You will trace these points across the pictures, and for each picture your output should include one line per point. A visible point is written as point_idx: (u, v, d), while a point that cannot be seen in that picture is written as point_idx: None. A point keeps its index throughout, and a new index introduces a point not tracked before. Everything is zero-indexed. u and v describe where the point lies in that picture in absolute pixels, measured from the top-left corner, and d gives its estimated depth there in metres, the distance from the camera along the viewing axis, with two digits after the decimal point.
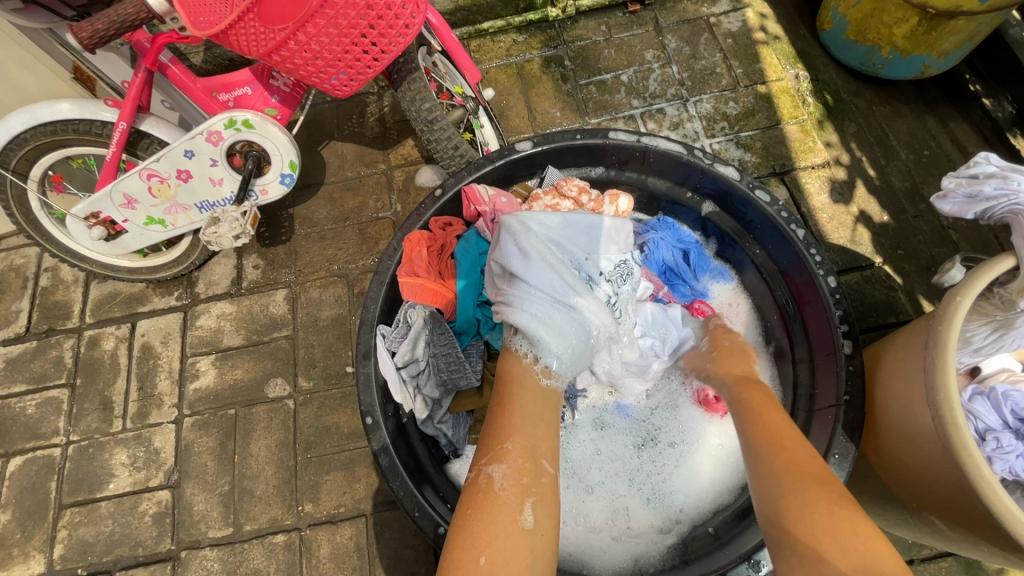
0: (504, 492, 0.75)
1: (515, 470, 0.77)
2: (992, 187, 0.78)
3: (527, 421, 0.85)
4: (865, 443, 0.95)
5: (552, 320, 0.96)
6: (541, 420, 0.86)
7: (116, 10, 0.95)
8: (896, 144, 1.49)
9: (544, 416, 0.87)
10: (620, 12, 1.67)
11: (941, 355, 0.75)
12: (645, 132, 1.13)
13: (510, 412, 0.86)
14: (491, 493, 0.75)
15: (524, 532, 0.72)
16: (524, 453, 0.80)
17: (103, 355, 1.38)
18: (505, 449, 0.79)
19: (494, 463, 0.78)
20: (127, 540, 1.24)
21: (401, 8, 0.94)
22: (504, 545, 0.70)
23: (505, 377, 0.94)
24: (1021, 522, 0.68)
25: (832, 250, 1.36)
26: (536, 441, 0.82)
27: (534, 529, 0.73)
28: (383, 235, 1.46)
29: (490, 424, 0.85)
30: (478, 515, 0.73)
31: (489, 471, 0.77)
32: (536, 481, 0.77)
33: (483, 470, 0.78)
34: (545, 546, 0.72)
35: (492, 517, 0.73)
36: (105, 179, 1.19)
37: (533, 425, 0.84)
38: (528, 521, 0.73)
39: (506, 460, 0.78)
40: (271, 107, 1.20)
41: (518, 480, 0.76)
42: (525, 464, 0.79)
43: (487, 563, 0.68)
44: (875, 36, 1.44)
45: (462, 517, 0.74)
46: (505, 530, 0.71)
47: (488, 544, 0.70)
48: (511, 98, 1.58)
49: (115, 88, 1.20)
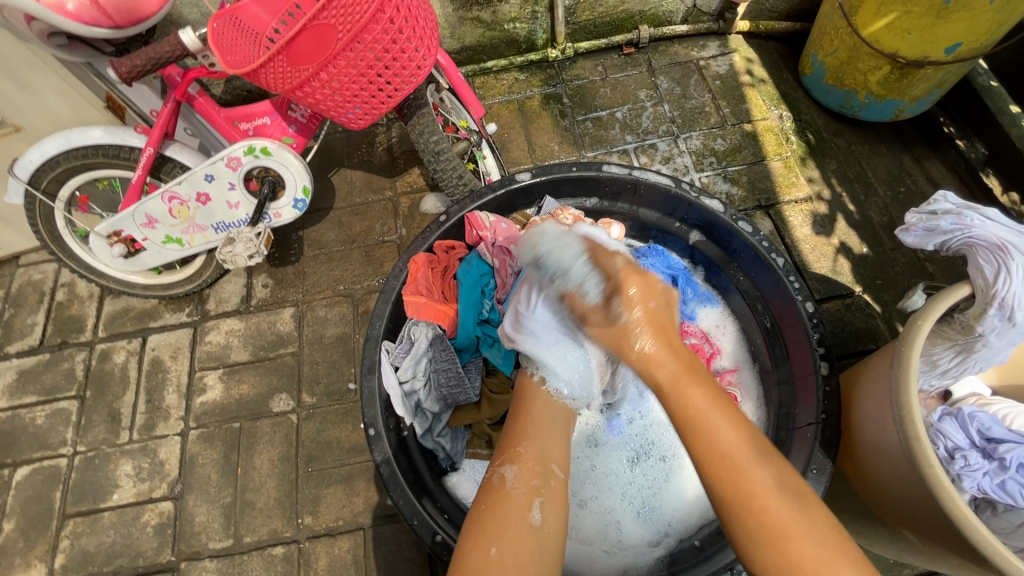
0: (514, 490, 0.79)
1: (527, 472, 0.82)
2: (948, 222, 0.86)
3: (537, 430, 0.90)
4: (843, 461, 1.00)
5: (562, 343, 1.01)
6: (549, 429, 0.91)
7: (154, 48, 1.03)
8: (874, 181, 1.58)
9: (555, 426, 0.93)
10: (616, 54, 1.78)
11: (905, 376, 0.81)
12: (636, 166, 1.22)
13: (524, 421, 0.92)
14: (502, 490, 0.79)
15: (530, 528, 0.76)
16: (536, 458, 0.85)
17: (113, 369, 1.43)
18: (518, 452, 0.85)
19: (506, 464, 0.83)
20: (128, 551, 1.26)
21: (413, 52, 1.04)
22: (514, 539, 0.74)
23: (516, 401, 0.97)
24: (979, 530, 0.72)
25: (814, 279, 1.43)
26: (546, 448, 0.87)
27: (542, 527, 0.76)
28: (388, 258, 1.53)
29: (506, 431, 0.91)
30: (490, 510, 0.78)
31: (502, 471, 0.82)
32: (545, 483, 0.81)
33: (495, 470, 0.83)
34: (551, 542, 0.76)
35: (505, 512, 0.77)
36: (129, 201, 1.27)
37: (544, 433, 0.90)
38: (536, 518, 0.77)
39: (518, 462, 0.83)
40: (288, 136, 1.29)
41: (528, 481, 0.81)
42: (536, 468, 0.83)
43: (497, 553, 0.72)
44: (852, 82, 1.55)
45: (475, 511, 0.79)
46: (514, 523, 0.76)
47: (499, 536, 0.74)
48: (511, 132, 1.68)
49: (143, 116, 1.29)
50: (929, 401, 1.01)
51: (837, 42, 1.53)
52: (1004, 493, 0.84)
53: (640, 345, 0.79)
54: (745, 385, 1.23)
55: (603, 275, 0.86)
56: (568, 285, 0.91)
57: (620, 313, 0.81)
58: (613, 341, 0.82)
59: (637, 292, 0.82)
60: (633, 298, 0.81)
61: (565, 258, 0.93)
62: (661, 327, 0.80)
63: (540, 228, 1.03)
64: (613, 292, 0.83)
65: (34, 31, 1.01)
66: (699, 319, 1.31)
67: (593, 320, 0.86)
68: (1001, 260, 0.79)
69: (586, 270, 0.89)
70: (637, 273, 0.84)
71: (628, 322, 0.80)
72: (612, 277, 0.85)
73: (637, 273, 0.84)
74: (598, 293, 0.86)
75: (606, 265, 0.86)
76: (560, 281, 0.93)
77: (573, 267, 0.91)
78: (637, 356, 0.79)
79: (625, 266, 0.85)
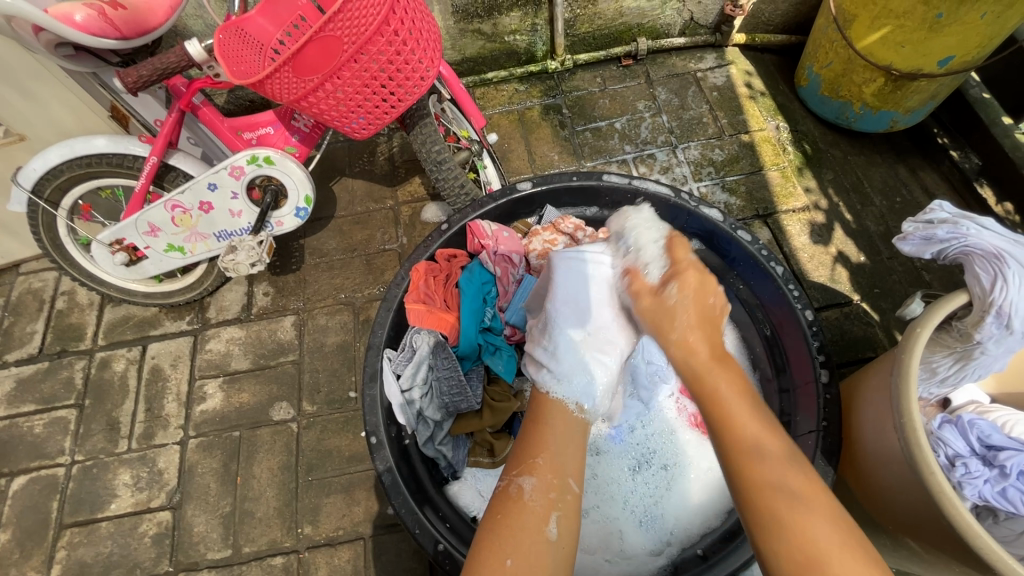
0: (532, 502, 0.78)
1: (545, 484, 0.80)
2: (944, 231, 0.88)
3: (558, 441, 0.85)
4: (845, 469, 1.01)
5: (576, 363, 0.95)
6: (571, 439, 0.86)
7: (160, 59, 1.04)
8: (870, 191, 1.60)
9: (576, 436, 0.87)
10: (614, 66, 1.81)
11: (904, 383, 0.82)
12: (636, 176, 1.23)
13: (543, 429, 0.87)
14: (520, 502, 0.78)
15: (547, 541, 0.76)
16: (553, 470, 0.81)
17: (113, 377, 1.43)
18: (536, 464, 0.82)
19: (524, 475, 0.81)
20: (125, 561, 1.25)
21: (416, 64, 1.05)
22: (530, 549, 0.74)
23: (532, 410, 0.92)
24: (980, 535, 0.72)
25: (813, 288, 1.44)
26: (566, 460, 0.83)
27: (557, 541, 0.77)
28: (389, 266, 1.53)
29: (521, 441, 0.87)
30: (506, 522, 0.77)
31: (519, 482, 0.80)
32: (563, 497, 0.79)
33: (513, 481, 0.81)
34: (565, 554, 0.76)
35: (522, 524, 0.77)
36: (132, 209, 1.28)
37: (565, 444, 0.85)
38: (552, 532, 0.77)
39: (536, 473, 0.81)
40: (291, 146, 1.30)
41: (546, 494, 0.79)
42: (554, 481, 0.81)
43: (512, 564, 0.73)
44: (847, 93, 1.57)
45: (491, 521, 0.79)
46: (530, 535, 0.76)
47: (515, 547, 0.74)
48: (511, 142, 1.69)
49: (147, 125, 1.30)
50: (928, 409, 1.02)
51: (832, 55, 1.55)
52: (1005, 500, 0.84)
53: (680, 332, 0.81)
54: None
55: (670, 262, 0.90)
56: (635, 260, 0.95)
57: (670, 296, 0.85)
58: (653, 317, 0.86)
59: (694, 282, 0.85)
60: (689, 285, 0.85)
61: (641, 240, 0.97)
62: (705, 318, 0.83)
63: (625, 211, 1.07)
64: (670, 277, 0.87)
65: (41, 42, 1.01)
66: None
67: (642, 295, 0.89)
68: (998, 269, 0.80)
69: (656, 255, 0.93)
70: (697, 267, 0.87)
71: (675, 305, 0.84)
72: (676, 266, 0.88)
73: (697, 268, 0.87)
74: (658, 275, 0.90)
75: (676, 254, 0.90)
76: (631, 257, 0.97)
77: (646, 248, 0.95)
78: (676, 342, 0.81)
79: (691, 260, 0.89)
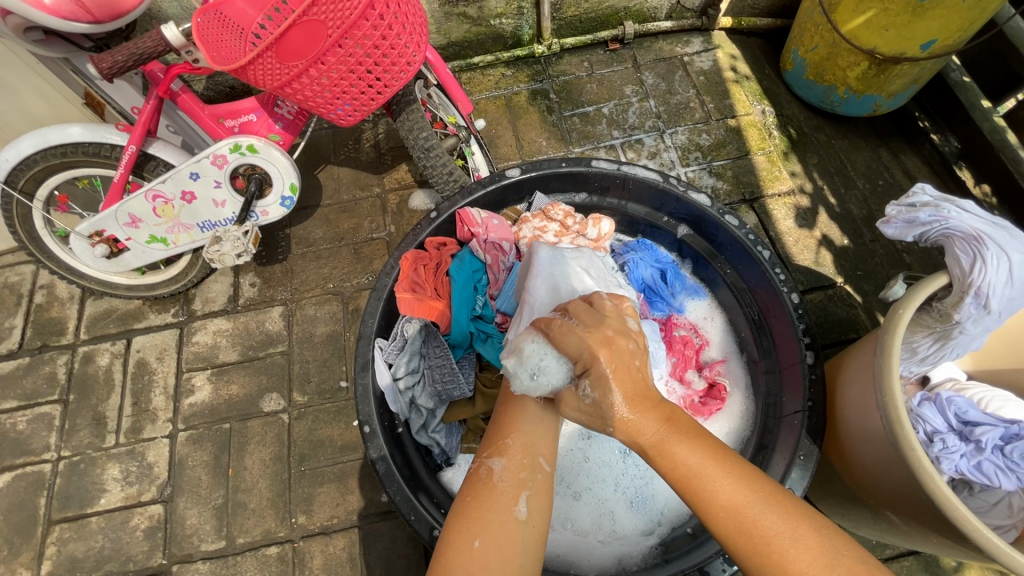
0: (501, 484, 0.77)
1: (515, 464, 0.79)
2: (926, 214, 0.90)
3: (530, 420, 0.86)
4: (829, 447, 1.04)
5: None
6: (543, 419, 0.87)
7: (136, 43, 1.00)
8: (854, 174, 1.62)
9: (546, 416, 0.88)
10: (601, 50, 1.79)
11: (888, 362, 0.83)
12: (624, 162, 1.23)
13: (515, 410, 0.87)
14: (490, 484, 0.77)
15: (517, 522, 0.74)
16: (524, 450, 0.81)
17: (97, 371, 1.40)
18: (506, 445, 0.82)
19: (494, 457, 0.80)
20: (117, 556, 1.24)
21: (404, 48, 1.03)
22: (499, 534, 0.72)
23: (509, 389, 0.92)
24: (957, 507, 0.75)
25: (798, 271, 1.47)
26: (538, 439, 0.84)
27: (527, 520, 0.75)
28: (377, 255, 1.52)
29: (495, 422, 0.87)
30: (476, 503, 0.75)
31: (489, 463, 0.80)
32: (533, 476, 0.79)
33: (484, 462, 0.80)
34: (534, 536, 0.75)
35: (490, 505, 0.75)
36: (111, 200, 1.24)
37: (538, 425, 0.85)
38: (522, 512, 0.75)
39: (507, 455, 0.80)
40: (274, 133, 1.27)
41: (516, 473, 0.78)
42: (525, 460, 0.80)
43: (480, 545, 0.71)
44: (832, 78, 1.58)
45: (462, 503, 0.77)
46: (499, 517, 0.74)
47: (483, 529, 0.73)
48: (499, 128, 1.68)
49: (123, 112, 1.26)
50: (909, 387, 1.05)
51: (816, 39, 1.56)
52: (980, 474, 0.87)
53: (615, 421, 0.72)
54: (729, 373, 1.25)
55: (573, 358, 0.77)
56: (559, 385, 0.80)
57: (589, 395, 0.75)
58: (590, 419, 0.76)
59: (609, 370, 0.74)
60: (603, 377, 0.74)
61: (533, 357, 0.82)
62: (637, 393, 0.73)
63: (556, 257, 1.11)
64: (585, 376, 0.75)
65: (9, 27, 0.98)
66: (688, 311, 1.33)
67: (566, 402, 0.78)
68: (977, 251, 0.83)
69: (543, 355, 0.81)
70: (603, 345, 0.76)
71: (600, 400, 0.74)
72: (581, 358, 0.76)
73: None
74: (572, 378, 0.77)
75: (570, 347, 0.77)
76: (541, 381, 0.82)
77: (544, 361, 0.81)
78: (618, 429, 0.72)
79: (589, 341, 0.77)
